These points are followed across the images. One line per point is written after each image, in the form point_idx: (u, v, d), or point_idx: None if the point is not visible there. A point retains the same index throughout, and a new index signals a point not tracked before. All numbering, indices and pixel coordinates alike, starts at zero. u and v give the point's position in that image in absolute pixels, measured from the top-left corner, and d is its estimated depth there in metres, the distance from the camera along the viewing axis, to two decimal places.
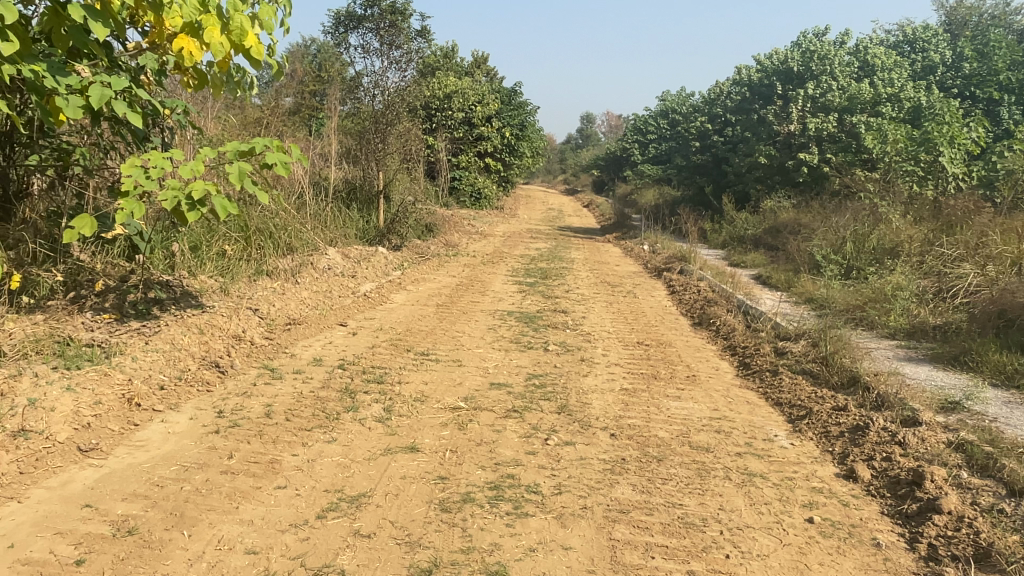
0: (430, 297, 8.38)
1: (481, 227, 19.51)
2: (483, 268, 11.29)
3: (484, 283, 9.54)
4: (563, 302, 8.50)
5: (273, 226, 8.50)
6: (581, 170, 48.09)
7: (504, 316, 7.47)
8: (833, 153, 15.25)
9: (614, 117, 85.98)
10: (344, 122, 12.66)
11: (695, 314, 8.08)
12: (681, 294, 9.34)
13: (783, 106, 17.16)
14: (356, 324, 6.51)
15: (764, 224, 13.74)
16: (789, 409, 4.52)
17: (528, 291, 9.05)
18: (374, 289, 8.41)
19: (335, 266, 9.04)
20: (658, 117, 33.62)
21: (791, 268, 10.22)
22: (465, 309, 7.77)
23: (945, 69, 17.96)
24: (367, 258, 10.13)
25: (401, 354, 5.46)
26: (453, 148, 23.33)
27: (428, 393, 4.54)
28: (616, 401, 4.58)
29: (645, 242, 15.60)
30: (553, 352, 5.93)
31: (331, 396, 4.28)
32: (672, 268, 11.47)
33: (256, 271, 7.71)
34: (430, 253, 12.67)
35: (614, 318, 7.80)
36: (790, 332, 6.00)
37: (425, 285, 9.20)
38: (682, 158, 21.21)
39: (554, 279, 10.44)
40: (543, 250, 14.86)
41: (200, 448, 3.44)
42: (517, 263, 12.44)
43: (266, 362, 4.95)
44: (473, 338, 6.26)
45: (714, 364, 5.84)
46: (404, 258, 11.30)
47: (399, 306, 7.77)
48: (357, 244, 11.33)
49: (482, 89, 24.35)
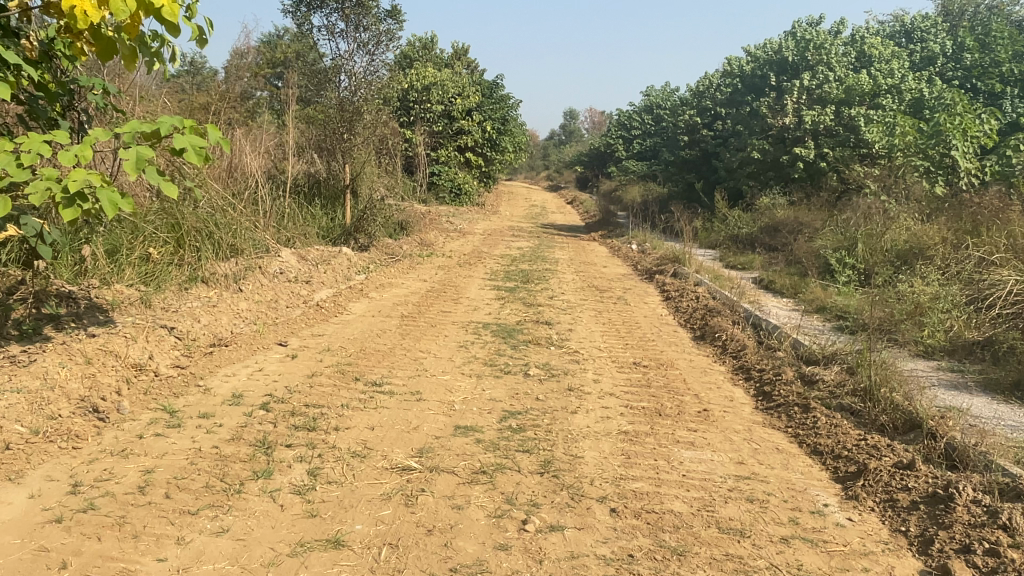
0: (395, 305, 7.32)
1: (460, 225, 18.46)
2: (458, 271, 10.28)
3: (458, 288, 8.53)
4: (546, 312, 7.50)
5: (212, 226, 7.41)
6: (565, 167, 47.25)
7: (478, 330, 6.45)
8: (831, 147, 14.43)
9: (597, 113, 85.34)
10: (307, 110, 11.57)
11: (695, 326, 7.12)
12: (677, 302, 8.38)
13: (776, 98, 16.32)
14: (300, 343, 5.44)
15: (759, 223, 12.83)
16: (833, 463, 3.55)
17: (508, 298, 8.05)
18: (331, 297, 7.33)
19: (287, 270, 7.97)
20: (643, 112, 32.88)
21: (796, 272, 9.31)
22: (434, 321, 6.71)
23: (945, 60, 17.25)
24: (327, 261, 9.06)
25: (347, 385, 4.42)
26: (431, 142, 22.21)
27: (372, 444, 3.51)
28: (614, 451, 3.58)
29: (633, 241, 14.65)
30: (535, 379, 4.92)
31: (239, 454, 3.24)
32: (664, 270, 10.53)
33: (189, 277, 6.63)
34: (402, 254, 11.64)
35: (605, 331, 6.81)
36: (817, 355, 5.04)
37: (392, 291, 8.13)
38: (670, 153, 20.32)
39: (536, 283, 9.45)
40: (525, 250, 13.87)
41: (25, 551, 2.40)
42: (496, 264, 11.43)
43: (168, 402, 3.88)
44: (438, 361, 5.22)
45: (728, 393, 4.85)
46: (372, 260, 10.24)
47: (357, 317, 6.71)
48: (319, 244, 10.25)
49: (462, 82, 23.38)
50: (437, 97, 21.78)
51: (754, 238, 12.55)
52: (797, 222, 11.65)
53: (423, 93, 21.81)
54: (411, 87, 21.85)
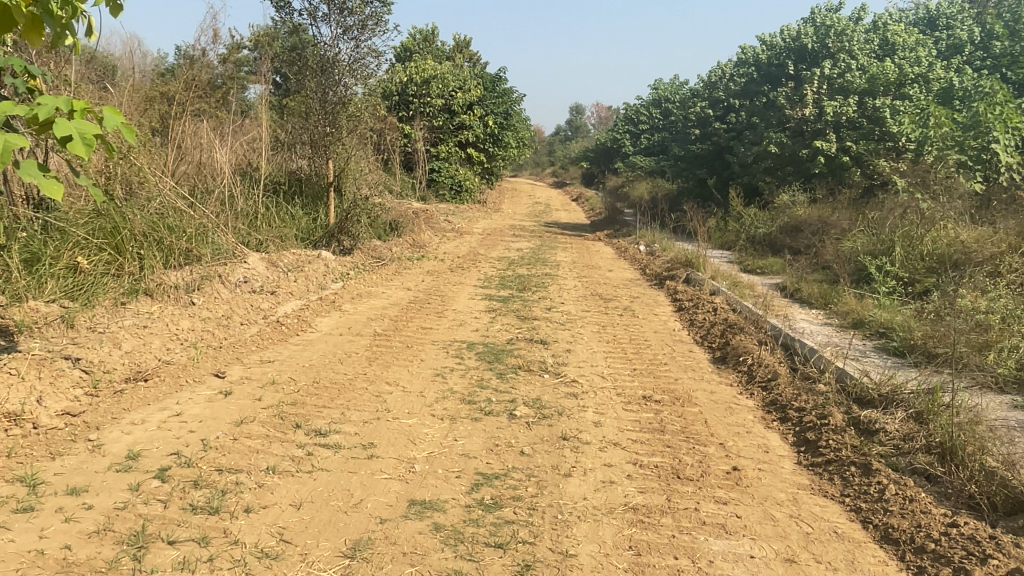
0: (369, 320, 6.40)
1: (458, 224, 17.51)
2: (449, 276, 9.37)
3: (445, 299, 7.59)
4: (542, 328, 6.56)
5: (162, 230, 6.49)
6: (571, 163, 46.20)
7: (461, 352, 5.52)
8: (853, 140, 13.43)
9: (604, 109, 84.19)
10: (288, 102, 10.67)
11: (714, 345, 6.17)
12: (692, 313, 7.42)
13: (794, 89, 15.33)
14: (241, 372, 4.51)
15: (778, 223, 11.85)
16: (919, 565, 2.63)
17: (500, 310, 7.12)
18: (296, 311, 6.42)
19: (251, 277, 7.06)
20: (651, 107, 31.87)
21: (825, 279, 8.34)
22: (411, 341, 5.77)
23: (973, 48, 16.21)
24: (301, 266, 8.15)
25: (282, 437, 3.50)
26: (431, 137, 21.27)
27: (291, 536, 2.59)
28: (619, 545, 2.66)
29: (641, 241, 13.69)
30: (523, 422, 3.99)
31: (95, 560, 2.34)
32: (676, 274, 9.56)
33: (128, 289, 5.71)
34: (391, 257, 10.71)
35: (610, 351, 5.87)
36: (871, 394, 4.09)
37: (369, 301, 7.19)
38: (679, 148, 19.30)
39: (535, 290, 8.51)
40: (525, 251, 12.92)
41: None
42: (492, 268, 10.50)
43: (36, 470, 2.98)
44: (406, 397, 4.28)
45: (761, 442, 3.91)
46: (355, 264, 9.32)
47: (322, 335, 5.78)
48: (296, 247, 9.35)
49: (464, 75, 22.47)
50: (437, 90, 20.84)
51: (773, 240, 11.57)
52: (822, 221, 10.66)
53: (422, 87, 20.88)
54: (409, 81, 20.92)
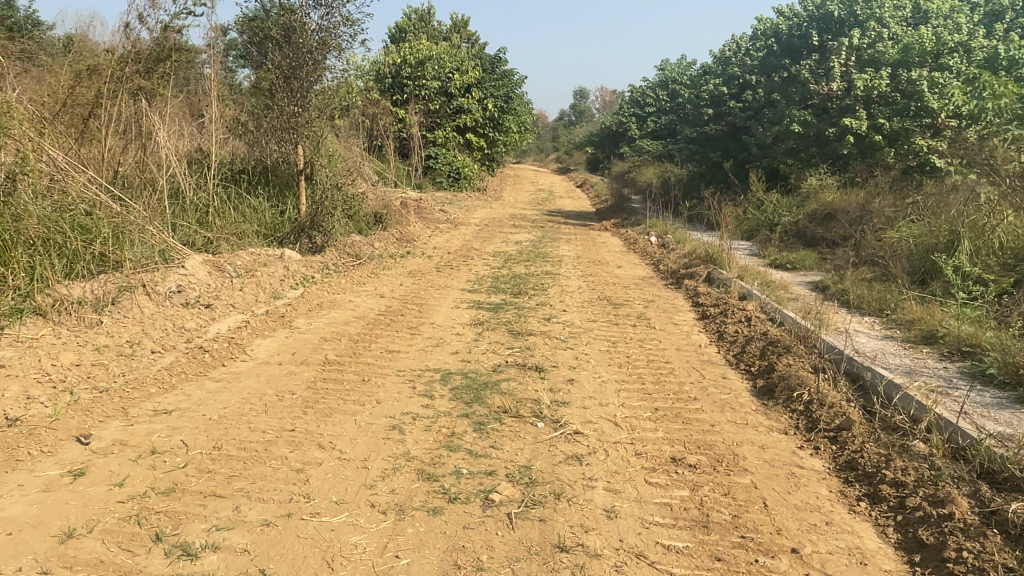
0: (324, 340, 5.14)
1: (454, 214, 16.22)
2: (435, 277, 8.09)
3: (425, 309, 6.32)
4: (539, 348, 5.28)
5: (66, 232, 5.31)
6: (577, 147, 44.65)
7: (431, 388, 4.24)
8: (886, 117, 12.07)
9: (608, 93, 82.42)
10: (250, 79, 9.34)
11: (753, 370, 4.89)
12: (720, 324, 6.14)
13: (819, 62, 13.97)
14: (116, 435, 3.28)
15: (806, 210, 10.54)
16: None
17: (489, 324, 5.86)
18: (232, 330, 5.14)
19: (185, 285, 5.82)
20: (657, 89, 30.38)
21: (877, 280, 7.03)
22: (369, 371, 4.50)
23: (1014, 15, 14.72)
24: (253, 269, 6.85)
25: (123, 568, 2.28)
26: (427, 122, 19.98)
27: None
28: None
29: (652, 232, 12.40)
30: (504, 515, 2.74)
31: None
32: (696, 272, 8.27)
33: (9, 309, 4.52)
34: (371, 254, 9.40)
35: (624, 382, 4.60)
36: (1007, 469, 2.84)
37: (330, 314, 5.89)
38: (691, 129, 17.86)
39: (531, 294, 7.24)
40: (525, 245, 11.62)
41: None
42: (485, 266, 9.23)
43: None
44: (338, 472, 3.02)
45: (853, 546, 2.66)
46: (323, 264, 8.02)
47: (256, 365, 4.52)
48: (257, 245, 8.09)
49: (462, 55, 21.10)
50: (433, 72, 19.50)
51: (802, 230, 10.24)
52: (861, 208, 9.32)
53: (417, 68, 19.54)
54: (404, 62, 19.58)
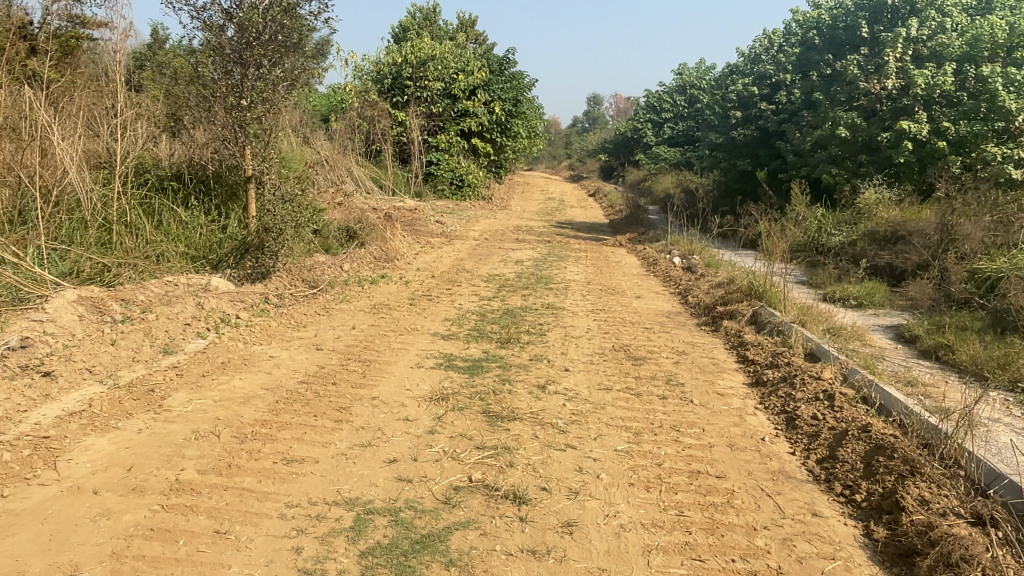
0: (196, 434, 3.37)
1: (453, 225, 14.48)
2: (405, 315, 6.32)
3: (375, 370, 4.54)
4: (521, 447, 3.48)
5: None
6: (590, 153, 42.77)
7: (328, 554, 2.48)
8: (951, 121, 10.25)
9: (621, 99, 80.63)
10: (189, 65, 7.66)
11: (860, 502, 3.09)
12: (785, 401, 4.31)
13: (868, 57, 12.12)
14: None
15: (865, 229, 8.71)
16: None
17: (457, 400, 4.06)
18: (60, 419, 3.42)
19: (33, 337, 4.08)
20: (674, 94, 28.73)
21: (993, 333, 5.18)
22: (235, 508, 2.75)
23: None
24: (153, 308, 5.13)
25: None
26: (428, 126, 18.36)
27: None
28: None
29: (675, 251, 10.59)
30: None
31: None
32: (738, 309, 6.45)
33: None
34: (334, 279, 7.65)
35: (658, 529, 2.81)
36: None
37: (229, 382, 4.11)
38: (717, 133, 16.01)
39: (525, 344, 5.45)
40: (526, 266, 9.84)
41: None
42: (471, 295, 7.47)
43: None
44: None
45: None
46: (264, 296, 6.30)
47: (55, 496, 2.79)
48: (181, 270, 6.40)
49: (469, 55, 19.41)
50: (436, 72, 17.87)
51: (862, 253, 8.36)
52: (943, 229, 7.45)
53: (418, 68, 17.90)
54: (405, 62, 17.97)
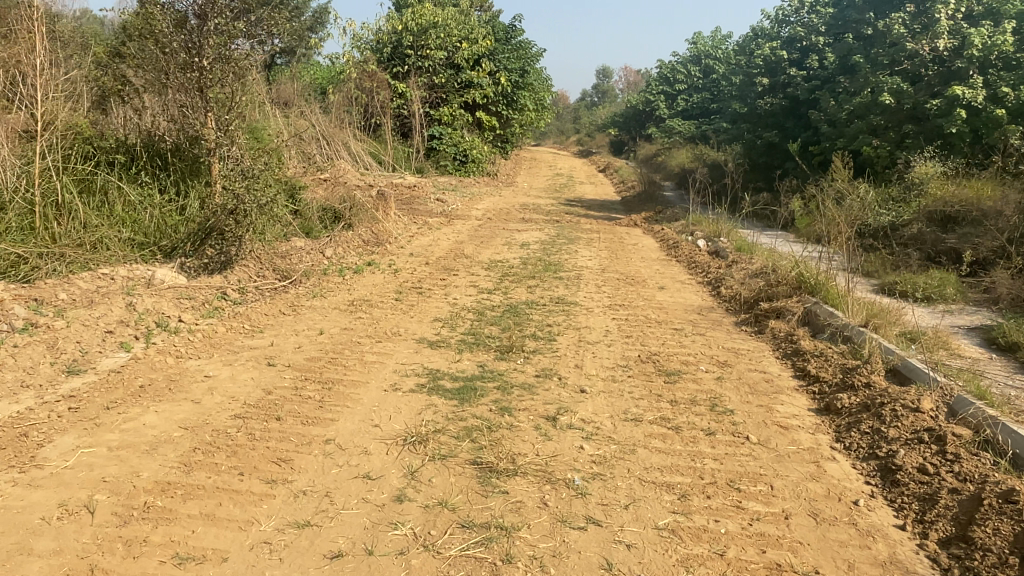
0: (61, 509, 2.37)
1: (455, 203, 13.40)
2: (389, 314, 5.30)
3: (337, 397, 3.51)
4: (524, 525, 2.46)
5: None
6: (601, 128, 41.32)
7: None
8: (1012, 86, 9.05)
9: (631, 72, 78.55)
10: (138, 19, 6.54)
11: None
12: (873, 441, 3.27)
13: (914, 15, 10.84)
14: None
15: (922, 208, 7.58)
16: None
17: (439, 444, 3.03)
18: None
19: None
20: (689, 64, 27.27)
21: None
22: None
23: None
24: (69, 312, 4.12)
25: None
26: (430, 98, 17.16)
27: None
28: None
29: (699, 233, 9.48)
30: None
31: None
32: (787, 307, 5.38)
33: None
34: (311, 267, 6.62)
35: None
36: None
37: (138, 419, 3.10)
38: (741, 102, 14.75)
39: (532, 355, 4.40)
40: (534, 251, 8.77)
41: None
42: (469, 287, 6.42)
43: None
44: None
45: None
46: (223, 291, 5.29)
47: None
48: (123, 259, 5.40)
49: (474, 22, 18.09)
50: (438, 40, 16.59)
51: (921, 236, 7.24)
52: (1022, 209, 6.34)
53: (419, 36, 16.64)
54: (405, 29, 16.70)
